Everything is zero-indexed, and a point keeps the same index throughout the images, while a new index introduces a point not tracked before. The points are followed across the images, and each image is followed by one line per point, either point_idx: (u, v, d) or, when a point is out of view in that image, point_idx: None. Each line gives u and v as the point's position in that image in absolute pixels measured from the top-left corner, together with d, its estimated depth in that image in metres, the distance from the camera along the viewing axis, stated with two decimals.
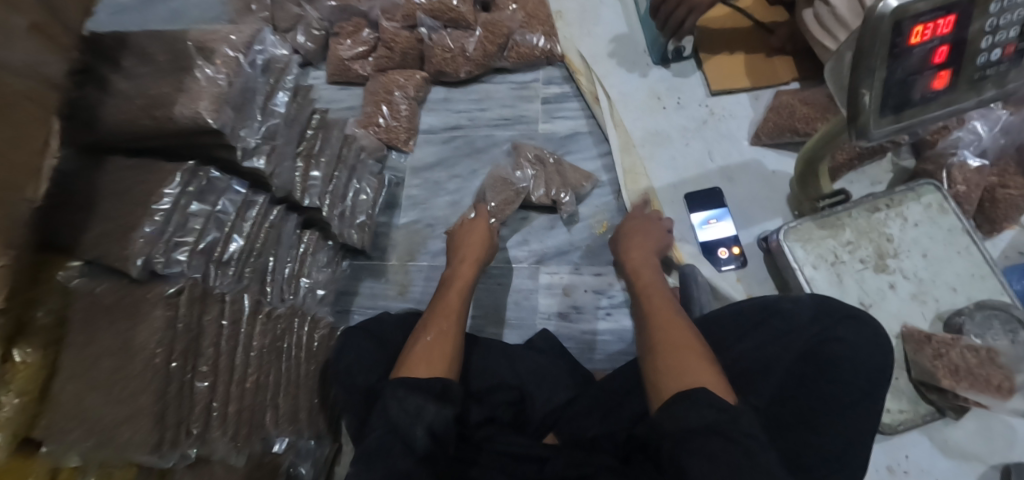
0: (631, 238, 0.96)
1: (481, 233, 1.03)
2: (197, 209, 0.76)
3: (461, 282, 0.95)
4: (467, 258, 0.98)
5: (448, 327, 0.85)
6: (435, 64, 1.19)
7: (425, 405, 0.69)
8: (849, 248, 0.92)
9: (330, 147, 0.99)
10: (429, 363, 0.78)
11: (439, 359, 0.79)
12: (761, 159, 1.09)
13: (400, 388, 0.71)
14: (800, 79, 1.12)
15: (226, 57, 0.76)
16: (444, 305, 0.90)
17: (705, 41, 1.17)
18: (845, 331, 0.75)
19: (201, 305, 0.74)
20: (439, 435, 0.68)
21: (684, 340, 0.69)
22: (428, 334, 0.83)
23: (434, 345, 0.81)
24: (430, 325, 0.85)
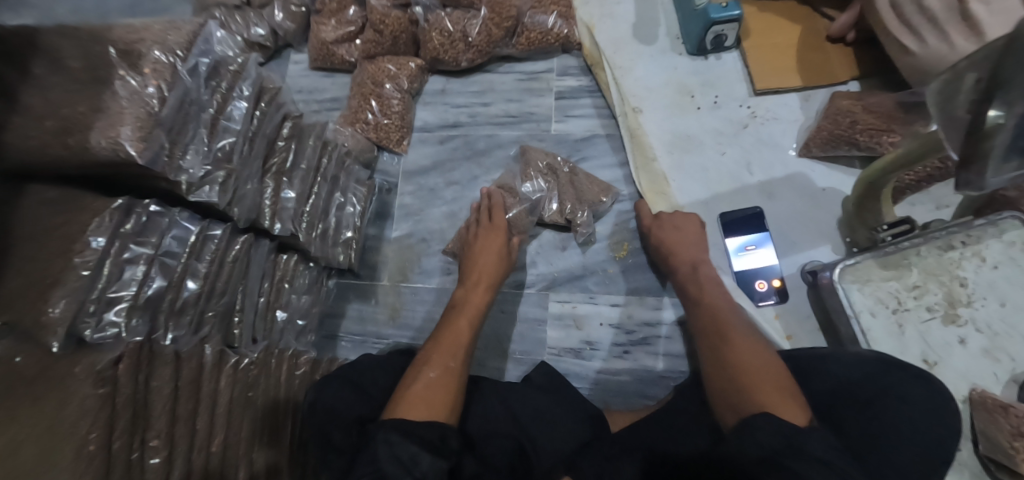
0: (673, 241, 0.86)
1: (494, 241, 0.89)
2: (134, 255, 0.64)
3: (472, 309, 0.81)
4: (479, 282, 0.85)
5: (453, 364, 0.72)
6: (430, 50, 1.02)
7: (421, 452, 0.58)
8: (914, 292, 0.78)
9: (304, 158, 0.85)
10: (429, 399, 0.66)
11: (440, 400, 0.67)
12: (808, 174, 0.92)
13: (392, 429, 0.59)
14: (859, 78, 0.94)
15: (157, 64, 0.61)
16: (448, 336, 0.76)
17: (752, 27, 0.99)
18: (911, 392, 0.64)
19: (147, 369, 0.64)
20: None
21: (759, 367, 0.63)
22: (433, 369, 0.70)
23: (439, 383, 0.68)
24: (425, 359, 0.72)
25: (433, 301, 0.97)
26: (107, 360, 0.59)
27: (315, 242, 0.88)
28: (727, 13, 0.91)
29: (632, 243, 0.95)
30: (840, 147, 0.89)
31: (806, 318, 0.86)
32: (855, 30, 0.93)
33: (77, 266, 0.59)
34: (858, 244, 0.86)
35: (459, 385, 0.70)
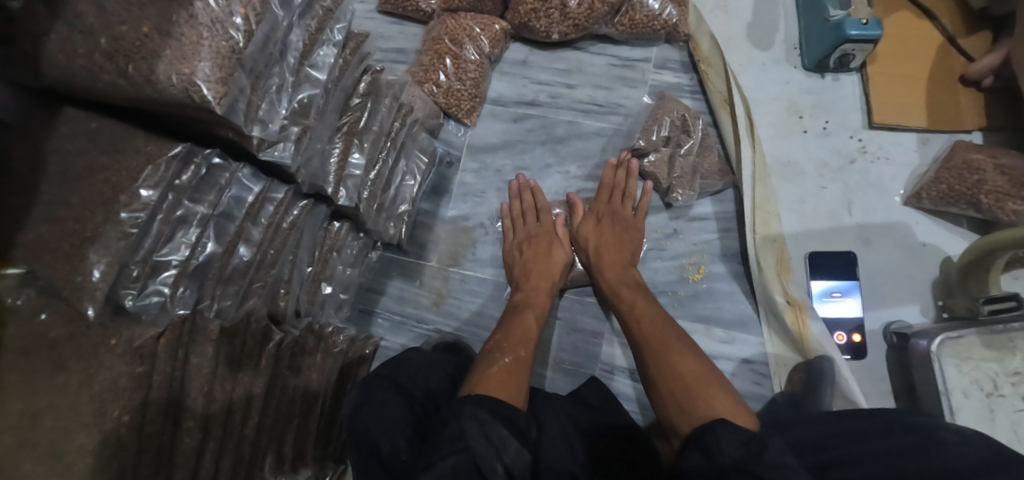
0: (607, 236, 0.85)
1: (554, 243, 0.87)
2: (188, 213, 0.55)
3: (534, 312, 0.79)
4: (538, 286, 0.83)
5: (524, 351, 0.72)
6: (520, 14, 0.91)
7: (507, 434, 0.57)
8: (1014, 379, 0.72)
9: (378, 119, 0.74)
10: (502, 382, 0.65)
11: (511, 381, 0.66)
12: (912, 225, 0.85)
13: (481, 408, 0.58)
14: (986, 130, 0.86)
15: None
16: (518, 328, 0.76)
17: (880, 51, 0.89)
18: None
19: (188, 344, 0.57)
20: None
21: (650, 311, 0.74)
22: (507, 355, 0.71)
23: (512, 370, 0.68)
24: (497, 346, 0.73)
25: (486, 293, 0.91)
26: (150, 335, 0.53)
27: (373, 216, 0.78)
28: (865, 32, 0.80)
29: (709, 267, 0.87)
30: (958, 206, 0.81)
31: (879, 380, 0.81)
32: (995, 75, 0.84)
33: (123, 221, 0.49)
34: (950, 311, 0.80)
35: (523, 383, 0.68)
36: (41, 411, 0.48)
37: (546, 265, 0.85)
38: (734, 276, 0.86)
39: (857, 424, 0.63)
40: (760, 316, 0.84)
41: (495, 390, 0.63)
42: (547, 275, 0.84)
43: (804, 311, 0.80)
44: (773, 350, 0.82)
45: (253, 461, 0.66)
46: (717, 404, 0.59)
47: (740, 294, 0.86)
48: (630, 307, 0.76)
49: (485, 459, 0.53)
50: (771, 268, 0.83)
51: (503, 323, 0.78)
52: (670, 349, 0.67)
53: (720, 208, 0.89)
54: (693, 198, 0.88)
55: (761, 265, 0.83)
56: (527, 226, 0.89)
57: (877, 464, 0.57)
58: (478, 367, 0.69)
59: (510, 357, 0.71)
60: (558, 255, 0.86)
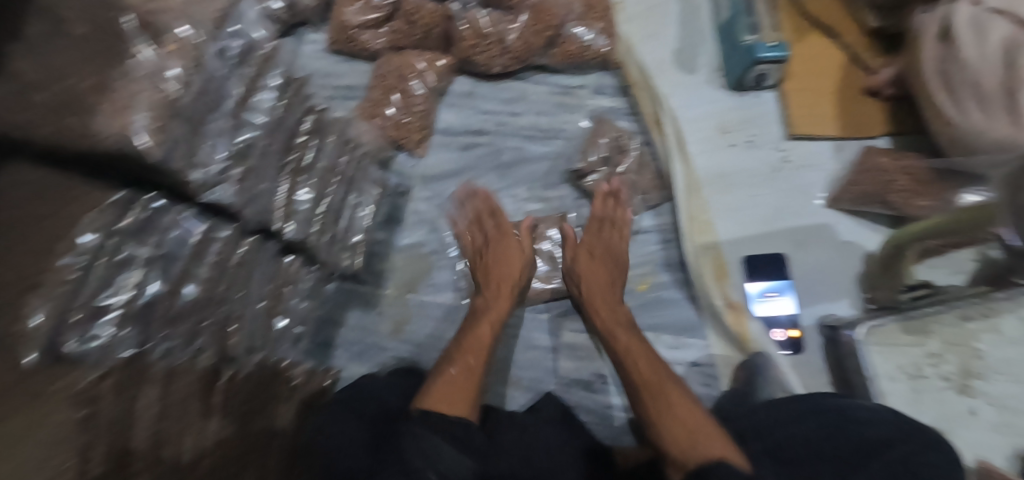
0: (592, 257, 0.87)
1: (515, 252, 0.89)
2: (132, 255, 0.56)
3: (488, 322, 0.81)
4: (501, 293, 0.85)
5: (475, 362, 0.75)
6: (463, 50, 0.97)
7: (444, 447, 0.62)
8: (932, 361, 0.79)
9: (322, 156, 0.77)
10: (452, 400, 0.69)
11: (464, 398, 0.70)
12: (834, 225, 0.92)
13: (416, 424, 0.63)
14: (891, 135, 0.94)
15: (179, 41, 0.52)
16: (472, 338, 0.79)
17: (793, 70, 0.97)
18: (933, 454, 0.57)
19: (134, 385, 0.54)
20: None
21: (631, 340, 0.77)
22: (454, 365, 0.74)
23: (460, 381, 0.72)
24: (450, 357, 0.76)
25: (444, 317, 0.93)
26: (88, 379, 0.49)
27: (324, 248, 0.80)
28: (773, 54, 0.89)
29: (655, 278, 0.92)
30: (874, 206, 0.89)
31: (818, 374, 0.84)
32: (893, 86, 0.93)
33: (64, 268, 0.50)
34: (876, 302, 0.85)
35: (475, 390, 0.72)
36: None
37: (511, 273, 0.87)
38: (678, 284, 0.91)
39: (785, 410, 0.67)
40: (704, 321, 0.89)
41: (444, 402, 0.68)
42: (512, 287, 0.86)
43: (741, 312, 0.87)
44: (719, 352, 0.87)
45: None
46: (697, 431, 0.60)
47: (685, 301, 0.90)
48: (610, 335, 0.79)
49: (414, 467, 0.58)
50: (710, 274, 0.88)
51: (461, 332, 0.81)
52: (649, 376, 0.70)
53: (660, 220, 0.95)
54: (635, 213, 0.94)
55: (700, 273, 0.88)
56: (483, 233, 0.92)
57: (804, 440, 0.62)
58: (429, 383, 0.72)
59: (463, 373, 0.73)
60: (516, 261, 0.88)
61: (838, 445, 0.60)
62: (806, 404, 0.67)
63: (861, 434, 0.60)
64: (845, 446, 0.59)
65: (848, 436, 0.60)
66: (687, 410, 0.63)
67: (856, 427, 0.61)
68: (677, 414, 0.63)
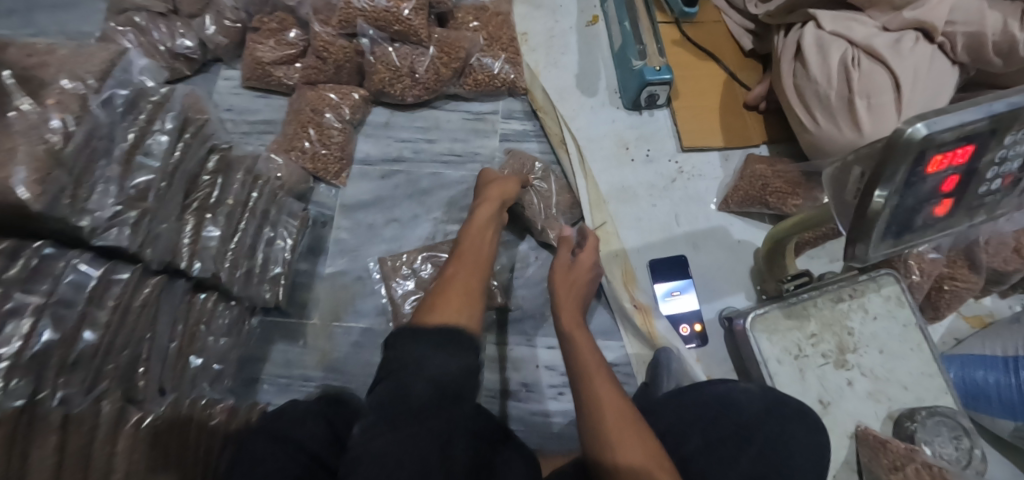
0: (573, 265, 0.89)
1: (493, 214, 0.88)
2: (20, 303, 0.52)
3: (471, 272, 0.76)
4: (468, 265, 0.77)
5: (464, 315, 0.69)
6: (375, 83, 1.01)
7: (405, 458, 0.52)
8: (813, 341, 0.88)
9: (231, 193, 0.78)
10: (448, 303, 0.70)
11: (464, 303, 0.70)
12: (728, 227, 1.02)
13: (400, 332, 0.65)
14: (769, 143, 1.06)
15: (62, 94, 0.54)
16: (457, 288, 0.72)
17: (681, 89, 1.08)
18: (795, 427, 0.68)
19: (23, 440, 0.50)
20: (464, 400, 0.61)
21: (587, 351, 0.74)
22: (453, 315, 0.68)
23: (450, 334, 0.66)
24: (439, 304, 0.70)
25: (370, 344, 0.94)
26: None
27: (238, 282, 0.80)
28: (659, 77, 0.98)
29: None
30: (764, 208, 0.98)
31: (723, 362, 0.94)
32: (766, 101, 1.05)
33: None
34: (767, 293, 0.96)
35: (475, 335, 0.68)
36: None
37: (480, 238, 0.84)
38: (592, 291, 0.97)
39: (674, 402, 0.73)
40: (618, 323, 0.95)
41: (444, 315, 0.68)
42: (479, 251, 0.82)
43: (649, 313, 0.94)
44: (634, 351, 0.93)
45: None
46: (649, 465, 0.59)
47: (599, 305, 0.97)
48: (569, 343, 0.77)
49: (406, 378, 0.60)
50: (619, 280, 0.96)
51: (444, 278, 0.75)
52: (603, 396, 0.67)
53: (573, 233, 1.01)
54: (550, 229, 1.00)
55: (611, 279, 0.96)
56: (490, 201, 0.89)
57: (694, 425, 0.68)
58: (425, 298, 0.73)
59: (460, 282, 0.74)
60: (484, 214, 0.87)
61: (726, 434, 0.67)
62: (695, 395, 0.72)
63: (738, 420, 0.68)
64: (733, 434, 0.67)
65: (732, 425, 0.67)
66: (635, 447, 0.61)
67: (736, 414, 0.69)
68: (624, 445, 0.61)
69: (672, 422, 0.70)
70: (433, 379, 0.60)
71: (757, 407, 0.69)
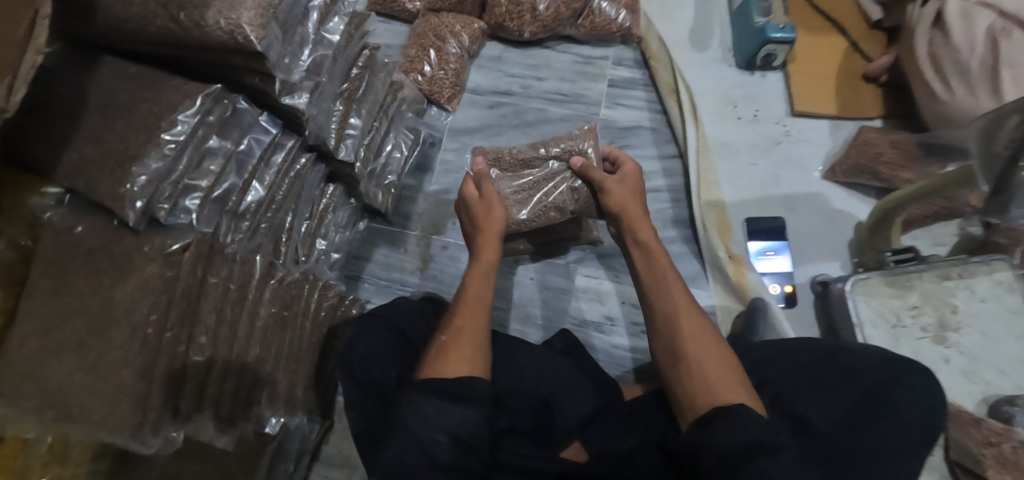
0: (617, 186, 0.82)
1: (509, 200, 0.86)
2: (217, 146, 0.63)
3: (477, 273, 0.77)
4: (491, 247, 0.79)
5: (470, 319, 0.70)
6: (497, 15, 1.05)
7: (447, 405, 0.60)
8: (913, 312, 0.86)
9: (372, 91, 0.84)
10: (460, 356, 0.65)
11: (470, 348, 0.66)
12: (829, 195, 1.00)
13: (415, 390, 0.61)
14: (885, 117, 1.03)
15: None
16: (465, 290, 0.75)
17: (798, 53, 1.06)
18: (913, 379, 0.66)
19: (207, 263, 0.63)
20: (467, 442, 0.60)
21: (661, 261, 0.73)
22: (445, 332, 0.69)
23: (457, 336, 0.68)
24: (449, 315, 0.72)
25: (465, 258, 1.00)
26: (175, 246, 0.58)
27: (364, 178, 0.87)
28: (783, 35, 0.97)
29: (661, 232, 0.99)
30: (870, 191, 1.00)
31: (809, 326, 0.94)
32: (889, 73, 1.02)
33: (162, 144, 0.57)
34: (863, 265, 0.95)
35: (486, 343, 0.69)
36: (71, 312, 0.55)
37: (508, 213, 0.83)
38: (684, 239, 0.99)
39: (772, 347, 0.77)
40: (708, 273, 0.96)
41: (449, 368, 0.63)
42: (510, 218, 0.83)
43: (743, 265, 0.94)
44: (720, 301, 0.94)
45: (253, 390, 0.73)
46: (721, 368, 0.61)
47: (690, 255, 0.98)
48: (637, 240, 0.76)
49: (423, 438, 0.59)
50: (714, 229, 0.96)
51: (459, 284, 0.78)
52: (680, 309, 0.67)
53: (671, 182, 1.02)
54: None
55: (706, 226, 0.96)
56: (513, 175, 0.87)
57: (786, 365, 0.72)
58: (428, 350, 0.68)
59: (469, 329, 0.69)
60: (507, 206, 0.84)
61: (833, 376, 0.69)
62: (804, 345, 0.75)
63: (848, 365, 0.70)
64: (837, 378, 0.69)
65: (838, 367, 0.70)
66: (713, 356, 0.62)
67: (848, 360, 0.70)
68: (702, 364, 0.62)
69: (771, 360, 0.74)
70: (449, 436, 0.59)
71: (871, 358, 0.70)
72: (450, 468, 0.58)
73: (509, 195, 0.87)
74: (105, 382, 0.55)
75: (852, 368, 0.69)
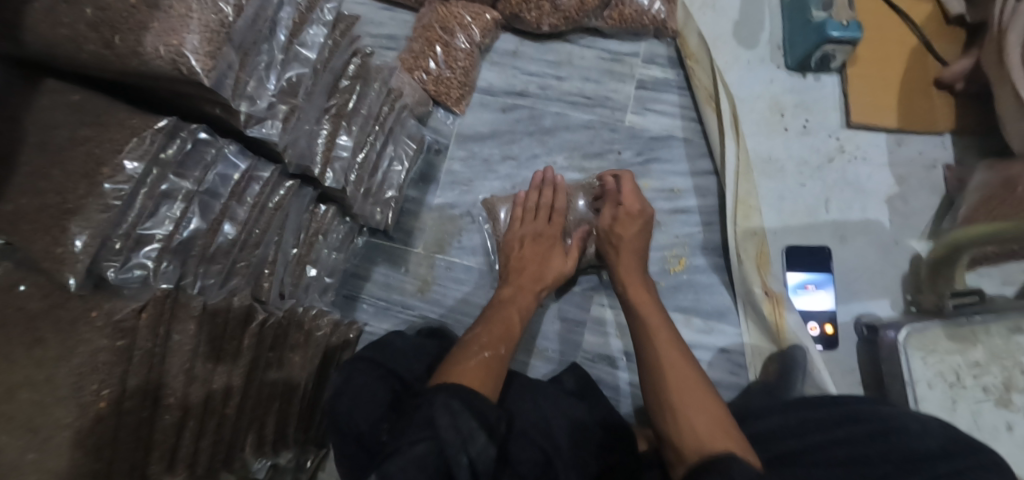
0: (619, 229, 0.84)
1: (553, 247, 0.85)
2: (173, 187, 0.54)
3: (517, 311, 0.79)
4: (525, 284, 0.81)
5: (505, 349, 0.74)
6: (511, 5, 0.91)
7: (475, 431, 0.61)
8: (975, 370, 0.76)
9: (366, 103, 0.74)
10: (479, 372, 0.69)
11: (486, 377, 0.69)
12: (885, 223, 0.88)
13: (455, 398, 0.62)
14: (956, 132, 0.89)
15: None
16: (499, 324, 0.77)
17: (861, 53, 0.92)
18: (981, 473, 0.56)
19: (171, 320, 0.57)
20: (479, 474, 0.60)
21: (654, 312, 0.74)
22: (487, 350, 0.72)
23: (489, 365, 0.70)
24: (476, 340, 0.74)
25: (470, 281, 0.91)
26: (131, 308, 0.52)
27: (358, 200, 0.78)
28: (847, 34, 0.82)
29: (691, 259, 0.89)
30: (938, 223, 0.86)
31: (850, 371, 0.85)
32: (967, 80, 0.87)
33: (106, 193, 0.49)
34: (917, 305, 0.84)
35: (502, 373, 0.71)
36: (19, 386, 0.49)
37: (540, 266, 0.83)
38: (715, 268, 0.89)
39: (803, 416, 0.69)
40: (739, 308, 0.87)
41: (467, 383, 0.66)
42: (537, 277, 0.82)
43: (782, 303, 0.83)
44: (750, 341, 0.86)
45: (234, 440, 0.68)
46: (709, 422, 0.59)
47: (720, 286, 0.88)
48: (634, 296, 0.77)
49: (451, 448, 0.58)
50: (751, 261, 0.85)
51: (484, 316, 0.79)
52: (670, 364, 0.67)
53: (703, 202, 0.91)
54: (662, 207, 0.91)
55: (742, 257, 0.85)
56: (538, 222, 0.86)
57: (820, 439, 0.65)
58: (456, 356, 0.71)
59: (489, 354, 0.72)
60: (555, 261, 0.84)
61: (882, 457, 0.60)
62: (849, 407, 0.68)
63: (905, 446, 0.61)
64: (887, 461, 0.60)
65: (894, 447, 0.61)
66: (709, 417, 0.60)
67: (899, 439, 0.62)
68: (693, 417, 0.60)
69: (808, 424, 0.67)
70: (470, 462, 0.59)
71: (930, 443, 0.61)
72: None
73: (549, 231, 0.86)
74: (47, 457, 0.48)
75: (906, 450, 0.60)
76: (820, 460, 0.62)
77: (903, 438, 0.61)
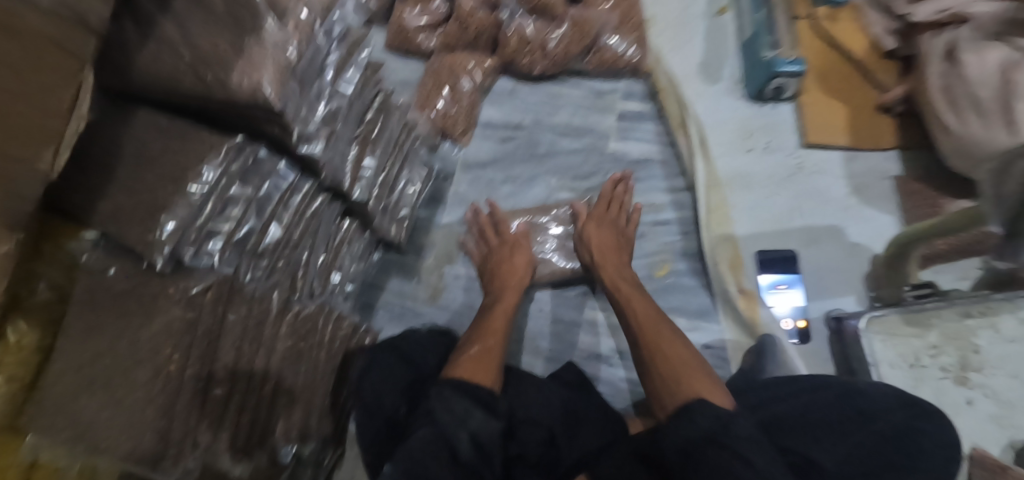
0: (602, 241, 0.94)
1: (512, 248, 0.97)
2: (237, 193, 0.67)
3: (504, 311, 0.87)
4: (510, 285, 0.92)
5: (493, 344, 0.80)
6: (508, 53, 1.07)
7: (472, 408, 0.69)
8: (933, 352, 0.85)
9: (387, 131, 0.88)
10: (480, 366, 0.76)
11: (485, 370, 0.75)
12: (845, 227, 0.99)
13: (446, 387, 0.70)
14: (900, 150, 1.03)
15: (299, 20, 0.62)
16: (491, 327, 0.84)
17: (810, 84, 1.06)
18: (927, 428, 0.67)
19: (227, 303, 0.68)
20: (486, 445, 0.68)
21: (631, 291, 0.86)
22: (475, 345, 0.80)
23: (480, 357, 0.77)
24: (466, 340, 0.82)
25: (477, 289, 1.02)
26: (197, 287, 0.63)
27: (379, 213, 0.90)
28: (792, 68, 0.97)
29: (673, 265, 1.00)
30: None
31: (824, 362, 0.93)
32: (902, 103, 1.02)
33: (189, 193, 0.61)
34: (881, 300, 0.92)
35: (497, 366, 0.78)
36: (104, 353, 0.59)
37: (506, 266, 0.94)
38: (695, 272, 0.99)
39: (775, 387, 0.75)
40: (718, 306, 0.96)
41: (468, 376, 0.73)
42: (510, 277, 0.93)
43: (754, 300, 0.94)
44: (731, 337, 0.94)
45: (266, 423, 0.76)
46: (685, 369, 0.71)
47: (701, 288, 0.98)
48: (613, 280, 0.89)
49: (448, 428, 0.66)
50: (726, 264, 0.97)
51: (478, 321, 0.87)
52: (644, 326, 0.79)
53: (681, 214, 1.03)
54: (648, 221, 1.03)
55: (717, 260, 0.97)
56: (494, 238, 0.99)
57: (795, 407, 0.71)
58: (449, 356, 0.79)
59: (485, 350, 0.79)
60: (519, 258, 0.95)
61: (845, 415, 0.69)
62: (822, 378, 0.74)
63: (861, 405, 0.69)
64: (849, 420, 0.68)
65: (852, 406, 0.69)
66: (696, 377, 0.70)
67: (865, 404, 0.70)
68: (673, 368, 0.72)
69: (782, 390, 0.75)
70: (471, 436, 0.67)
71: (888, 404, 0.69)
72: (472, 465, 0.65)
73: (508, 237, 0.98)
74: (121, 415, 0.57)
75: (869, 413, 0.69)
76: (780, 412, 0.71)
77: (865, 400, 0.70)
